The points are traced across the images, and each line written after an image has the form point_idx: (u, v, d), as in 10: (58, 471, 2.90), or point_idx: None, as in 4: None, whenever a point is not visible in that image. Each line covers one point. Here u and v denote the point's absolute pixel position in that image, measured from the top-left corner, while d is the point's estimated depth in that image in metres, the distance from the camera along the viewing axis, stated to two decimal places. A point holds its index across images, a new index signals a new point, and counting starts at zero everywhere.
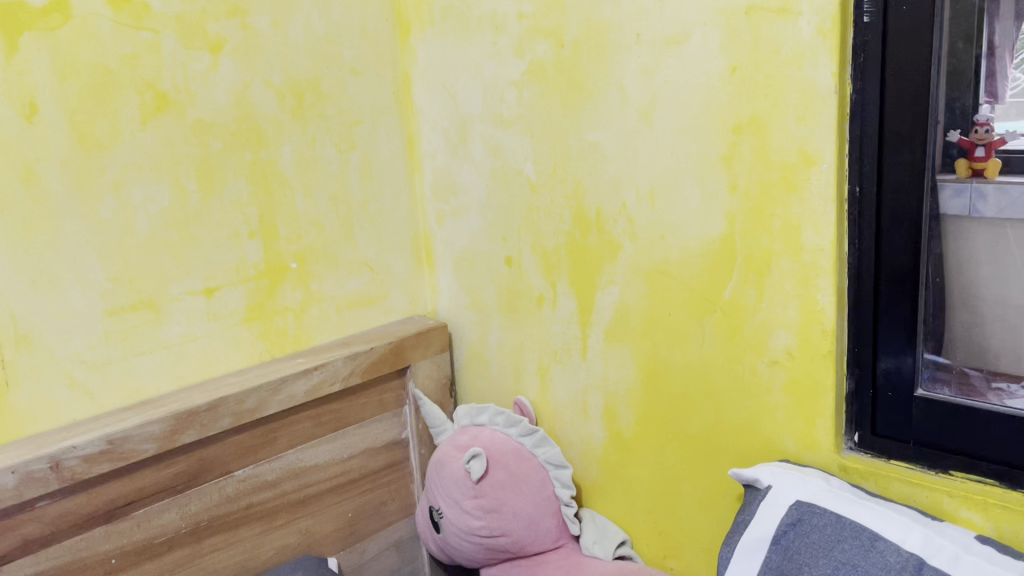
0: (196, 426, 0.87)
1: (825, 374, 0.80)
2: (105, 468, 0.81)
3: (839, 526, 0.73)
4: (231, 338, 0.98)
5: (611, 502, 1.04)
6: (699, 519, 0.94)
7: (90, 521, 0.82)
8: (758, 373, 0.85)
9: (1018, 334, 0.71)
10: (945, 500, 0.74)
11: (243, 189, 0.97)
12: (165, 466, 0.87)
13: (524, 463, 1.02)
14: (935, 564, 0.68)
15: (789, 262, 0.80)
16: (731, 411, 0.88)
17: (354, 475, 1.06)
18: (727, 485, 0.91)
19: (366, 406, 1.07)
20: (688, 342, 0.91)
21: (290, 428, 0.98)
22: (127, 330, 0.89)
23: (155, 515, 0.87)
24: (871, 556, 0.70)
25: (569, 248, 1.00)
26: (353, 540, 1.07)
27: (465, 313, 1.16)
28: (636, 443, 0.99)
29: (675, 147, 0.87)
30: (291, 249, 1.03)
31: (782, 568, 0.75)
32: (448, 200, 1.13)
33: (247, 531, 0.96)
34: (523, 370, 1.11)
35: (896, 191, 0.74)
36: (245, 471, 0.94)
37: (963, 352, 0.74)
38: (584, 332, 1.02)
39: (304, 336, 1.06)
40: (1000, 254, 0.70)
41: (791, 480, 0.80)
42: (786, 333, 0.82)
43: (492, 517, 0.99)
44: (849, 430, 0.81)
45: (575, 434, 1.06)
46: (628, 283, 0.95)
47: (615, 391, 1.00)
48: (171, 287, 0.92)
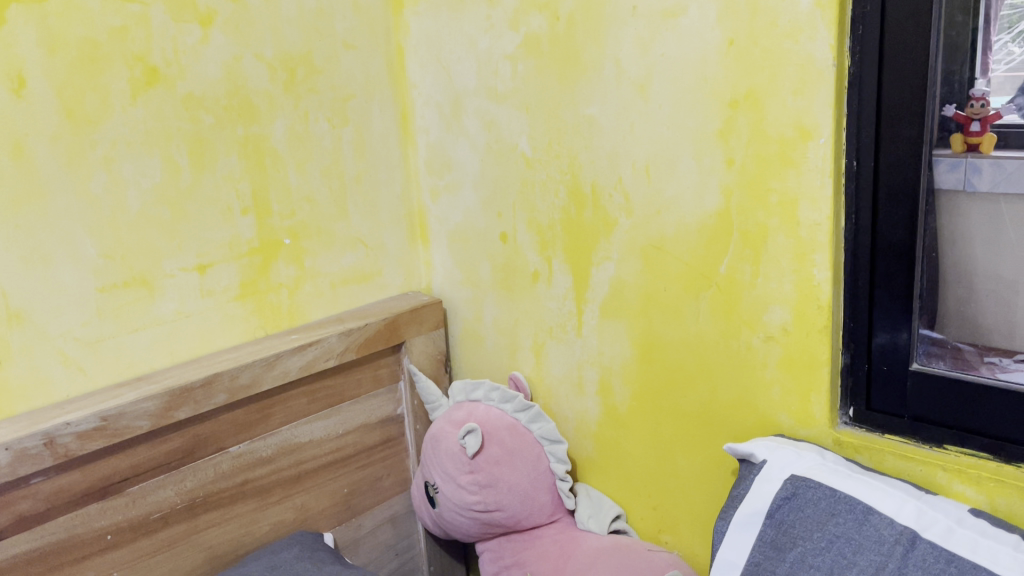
0: (190, 403, 0.87)
1: (820, 349, 0.80)
2: (98, 444, 0.80)
3: (833, 500, 0.74)
4: (225, 315, 0.98)
5: (607, 476, 1.05)
6: (694, 494, 0.95)
7: (85, 498, 0.82)
8: (753, 349, 0.85)
9: (1011, 308, 0.71)
10: (939, 473, 0.74)
11: (235, 164, 0.96)
12: (159, 442, 0.86)
13: (519, 439, 1.02)
14: (928, 537, 0.68)
15: (785, 237, 0.80)
16: (726, 386, 0.89)
17: (349, 451, 1.07)
18: (722, 460, 0.91)
19: (361, 382, 1.07)
20: (683, 318, 0.91)
21: (285, 404, 0.98)
22: (120, 306, 0.89)
23: (149, 492, 0.87)
24: (865, 530, 0.71)
25: (564, 223, 1.00)
26: (348, 515, 1.08)
27: (460, 289, 1.15)
28: (631, 418, 1.00)
29: (672, 121, 0.86)
30: (284, 225, 1.02)
31: (776, 542, 0.75)
32: (441, 175, 1.13)
33: (242, 507, 0.96)
34: (519, 346, 1.10)
35: (894, 165, 0.74)
36: (240, 447, 0.94)
37: (957, 327, 0.74)
38: (579, 307, 1.01)
39: (298, 312, 1.05)
40: (993, 229, 0.70)
41: (785, 454, 0.80)
42: (781, 309, 0.82)
43: (488, 491, 0.99)
44: (844, 404, 0.82)
45: (571, 409, 1.07)
46: (624, 259, 0.95)
47: (611, 367, 1.00)
48: (164, 263, 0.92)
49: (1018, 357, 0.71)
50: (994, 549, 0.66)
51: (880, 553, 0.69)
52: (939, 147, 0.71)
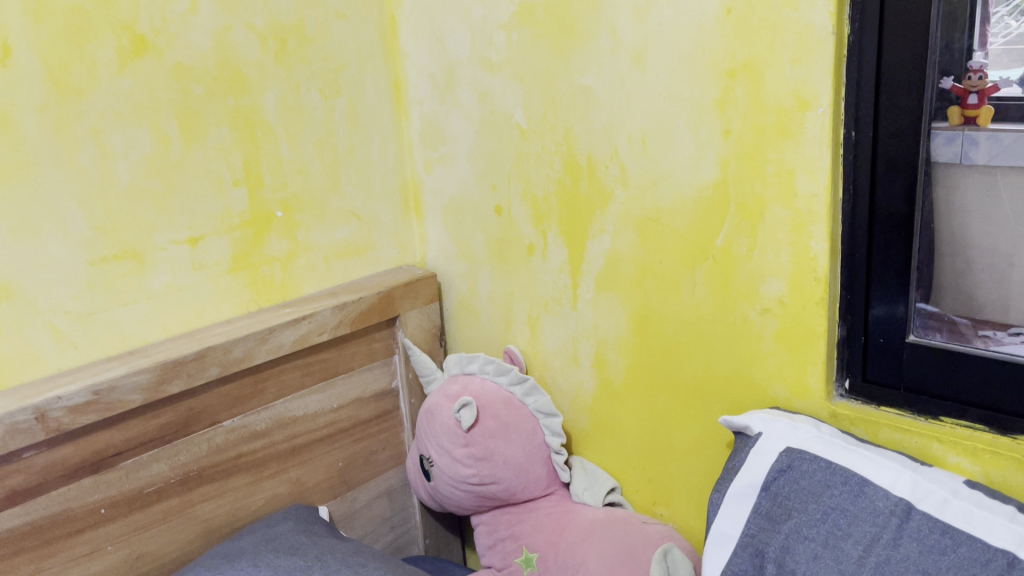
0: (183, 376, 0.87)
1: (817, 321, 0.80)
2: (91, 418, 0.80)
3: (829, 472, 0.74)
4: (217, 288, 0.97)
5: (602, 449, 1.05)
6: (689, 466, 0.95)
7: (78, 472, 0.81)
8: (750, 321, 0.85)
9: (1006, 282, 0.71)
10: (934, 445, 0.74)
11: (226, 136, 0.95)
12: (152, 416, 0.86)
13: (514, 412, 1.02)
14: (924, 508, 0.68)
15: (782, 208, 0.79)
16: (722, 359, 0.88)
17: (343, 425, 1.06)
18: (717, 433, 0.91)
19: (355, 355, 1.06)
20: (679, 291, 0.90)
21: (279, 378, 0.98)
22: (111, 280, 0.88)
23: (143, 466, 0.86)
24: (860, 502, 0.71)
25: (559, 196, 0.99)
26: (343, 488, 1.07)
27: (455, 263, 1.15)
28: (626, 392, 0.99)
29: (668, 92, 0.85)
30: (276, 198, 1.01)
31: (772, 514, 0.75)
32: (435, 147, 1.11)
33: (237, 480, 0.95)
34: (514, 320, 1.10)
35: (893, 136, 0.73)
36: (233, 421, 0.94)
37: (951, 301, 0.74)
38: (575, 281, 1.01)
39: (291, 285, 1.05)
40: (990, 202, 0.70)
41: (781, 426, 0.80)
42: (778, 281, 0.81)
43: (483, 465, 0.99)
44: (840, 376, 0.82)
45: (566, 383, 1.06)
46: (620, 232, 0.94)
47: (606, 340, 0.99)
48: (155, 236, 0.91)
49: (1013, 331, 0.71)
50: (989, 520, 0.66)
51: (875, 525, 0.69)
52: (937, 120, 0.70)
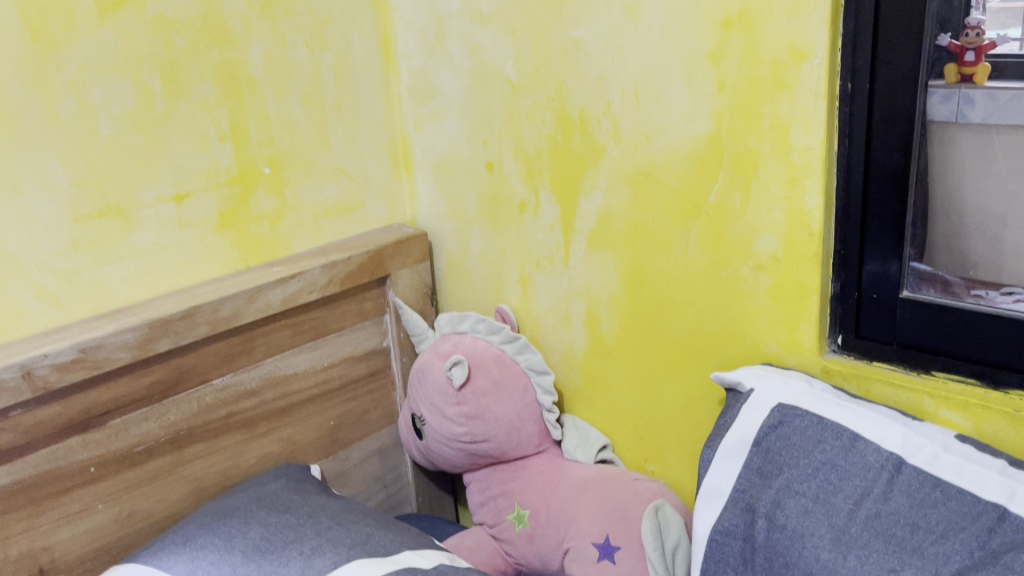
0: (171, 334, 0.86)
1: (810, 277, 0.79)
2: (78, 376, 0.79)
3: (820, 427, 0.74)
4: (205, 246, 0.96)
5: (594, 407, 1.05)
6: (681, 423, 0.95)
7: (66, 430, 0.81)
8: (742, 278, 0.84)
9: (998, 242, 0.71)
10: (926, 400, 0.74)
11: (211, 90, 0.93)
12: (141, 374, 0.85)
13: (505, 371, 1.01)
14: (914, 462, 0.69)
15: (776, 163, 0.78)
16: (714, 316, 0.88)
17: (334, 384, 1.06)
18: (709, 389, 0.91)
19: (346, 314, 1.05)
20: (672, 248, 0.89)
21: (268, 337, 0.97)
22: (95, 237, 0.86)
23: (132, 425, 0.86)
24: (851, 457, 0.71)
25: (551, 151, 0.97)
26: (335, 447, 1.07)
27: (445, 221, 1.13)
28: (618, 350, 0.99)
29: (662, 44, 0.83)
30: (263, 154, 0.99)
31: (762, 469, 0.75)
32: (425, 103, 1.09)
33: (227, 439, 0.95)
34: (505, 279, 1.09)
35: (889, 88, 0.71)
36: (223, 380, 0.93)
37: (945, 259, 0.74)
38: (567, 239, 1.00)
39: (280, 244, 1.03)
40: (986, 162, 0.70)
41: (773, 382, 0.80)
42: (771, 237, 0.81)
43: (474, 423, 0.99)
44: (832, 332, 0.81)
45: (558, 341, 1.06)
46: (612, 188, 0.93)
47: (598, 298, 0.99)
48: (140, 193, 0.89)
49: (1006, 290, 0.71)
50: (979, 474, 0.66)
51: (866, 479, 0.69)
52: (932, 79, 0.70)
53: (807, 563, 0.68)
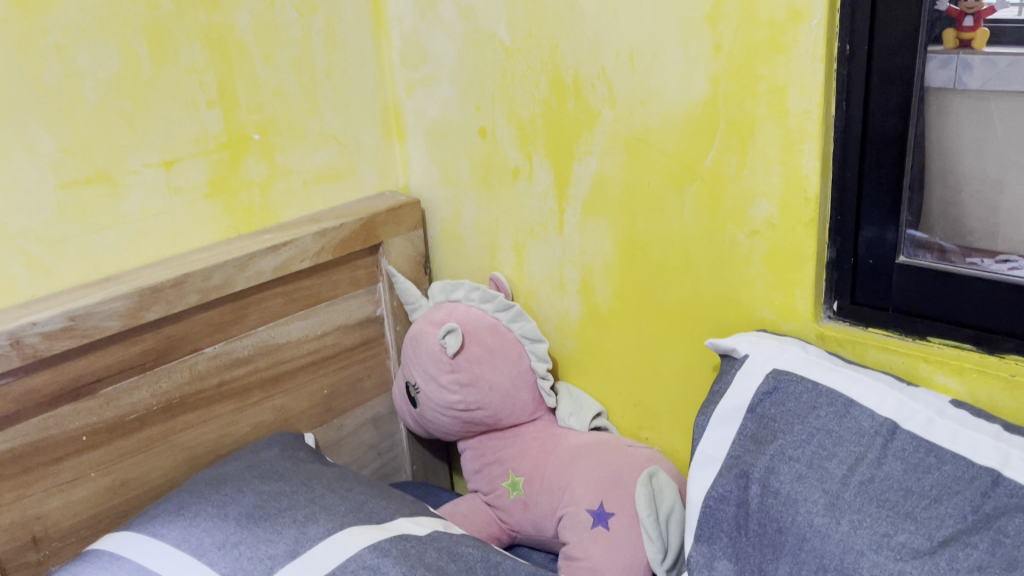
0: (162, 302, 0.85)
1: (805, 243, 0.78)
2: (68, 344, 0.79)
3: (815, 394, 0.73)
4: (194, 214, 0.95)
5: (588, 375, 1.05)
6: (675, 390, 0.95)
7: (57, 399, 0.80)
8: (738, 244, 0.83)
9: (994, 209, 0.70)
10: (921, 366, 0.74)
11: (199, 55, 0.91)
12: (132, 342, 0.85)
13: (499, 339, 1.01)
14: (909, 428, 0.68)
15: (772, 127, 0.77)
16: (709, 283, 0.87)
17: (328, 352, 1.05)
18: (704, 356, 0.90)
19: (338, 283, 1.04)
20: (667, 213, 0.88)
21: (260, 305, 0.96)
22: (83, 204, 0.85)
23: (124, 393, 0.85)
24: (845, 422, 0.71)
25: (545, 117, 0.96)
26: (329, 416, 1.07)
27: (438, 188, 1.12)
28: (612, 317, 0.99)
29: (657, 6, 0.82)
30: (253, 120, 0.98)
31: (756, 435, 0.75)
32: (417, 67, 1.08)
33: (220, 408, 0.95)
34: (499, 247, 1.08)
35: (888, 50, 0.70)
36: (215, 348, 0.93)
37: (941, 228, 0.73)
38: (561, 206, 0.99)
39: (270, 211, 1.02)
40: (982, 128, 0.68)
41: (768, 348, 0.79)
42: (767, 202, 0.80)
43: (469, 391, 0.99)
44: (828, 298, 0.81)
45: (552, 309, 1.05)
46: (607, 153, 0.92)
47: (592, 266, 0.98)
48: (128, 159, 0.88)
49: (1000, 258, 0.70)
50: (974, 439, 0.66)
51: (860, 445, 0.69)
52: (931, 44, 0.68)
53: (800, 528, 0.68)
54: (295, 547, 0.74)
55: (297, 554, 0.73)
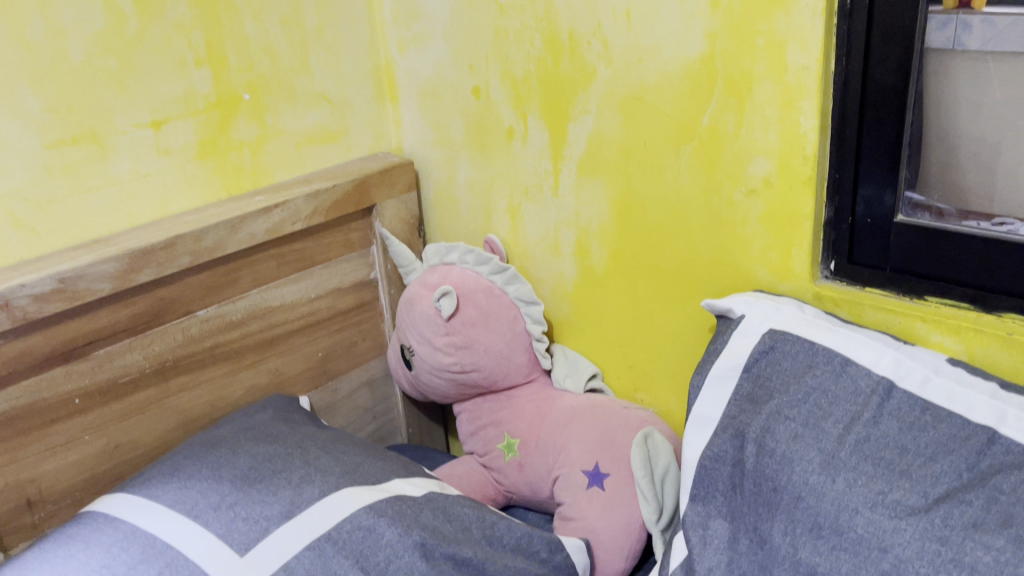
0: (153, 264, 0.84)
1: (803, 202, 0.78)
2: (58, 307, 0.78)
3: (811, 353, 0.73)
4: (185, 175, 0.93)
5: (583, 337, 1.04)
6: (671, 352, 0.95)
7: (48, 362, 0.79)
8: (735, 203, 0.83)
9: (991, 171, 0.69)
10: (918, 325, 0.74)
11: (186, 12, 0.89)
12: (123, 305, 0.84)
13: (494, 301, 1.00)
14: (905, 386, 0.68)
15: (771, 84, 0.76)
16: (705, 243, 0.87)
17: (322, 315, 1.05)
18: (699, 317, 0.90)
19: (331, 245, 1.03)
20: (663, 173, 0.87)
21: (253, 267, 0.95)
22: (70, 164, 0.84)
23: (116, 356, 0.85)
24: (842, 381, 0.71)
25: (539, 75, 0.95)
26: (324, 379, 1.07)
27: (432, 150, 1.11)
28: (607, 279, 0.98)
29: None
30: (243, 79, 0.96)
31: (752, 395, 0.75)
32: (409, 26, 1.06)
33: (214, 371, 0.94)
34: (493, 208, 1.07)
35: (889, 5, 0.68)
36: (208, 311, 0.92)
37: (939, 189, 0.72)
38: (556, 166, 0.98)
39: (262, 173, 1.01)
40: (980, 90, 0.68)
41: (764, 309, 0.79)
42: (765, 161, 0.79)
43: (464, 353, 0.98)
44: (825, 258, 0.80)
45: (547, 272, 1.05)
46: (603, 112, 0.90)
47: (588, 228, 0.97)
48: (116, 119, 0.86)
49: (996, 221, 0.69)
50: (970, 397, 0.66)
51: (856, 404, 0.69)
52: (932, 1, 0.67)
53: (796, 487, 0.68)
54: (290, 508, 0.74)
55: (293, 515, 0.73)
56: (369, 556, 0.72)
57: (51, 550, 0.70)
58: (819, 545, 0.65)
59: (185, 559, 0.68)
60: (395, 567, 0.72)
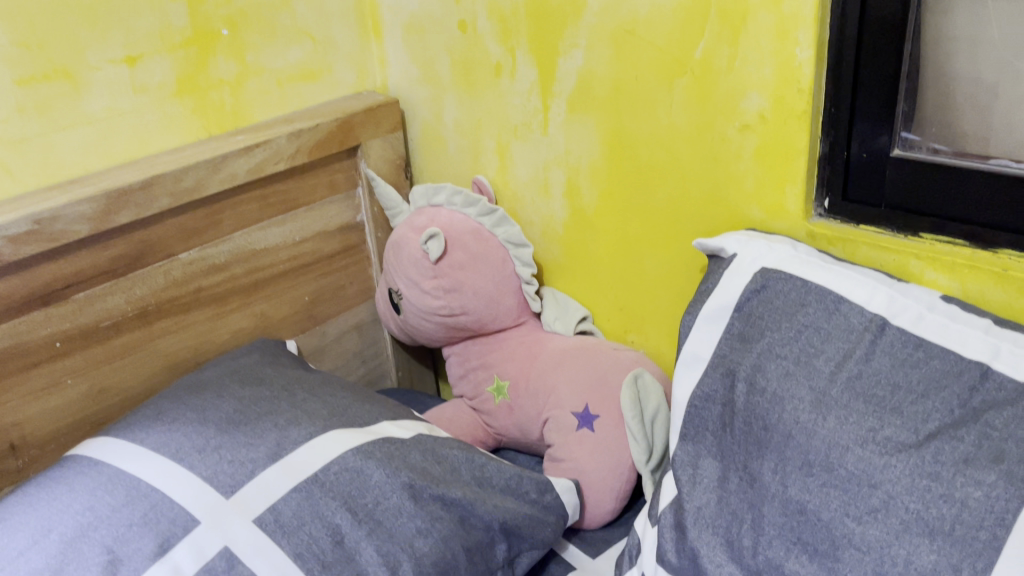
0: (132, 206, 0.82)
1: (797, 137, 0.76)
2: (34, 249, 0.76)
3: (804, 291, 0.72)
4: (163, 114, 0.91)
5: (573, 280, 1.03)
6: (661, 293, 0.94)
7: (26, 305, 0.78)
8: (728, 139, 0.81)
9: (988, 113, 0.67)
10: (912, 263, 0.73)
11: None
12: (103, 247, 0.82)
13: (483, 243, 0.98)
14: (898, 324, 0.67)
15: (766, 15, 0.74)
16: (697, 181, 0.85)
17: (308, 259, 1.03)
18: (691, 257, 0.89)
19: (316, 187, 1.01)
20: (655, 109, 0.85)
21: (235, 209, 0.93)
22: (43, 101, 0.81)
23: (97, 299, 0.83)
24: (834, 319, 0.70)
25: (528, 8, 0.91)
26: (311, 323, 1.05)
27: (418, 88, 1.08)
28: (597, 220, 0.96)
29: None
30: (221, 14, 0.93)
31: (743, 334, 0.74)
32: None
33: (198, 315, 0.93)
34: (481, 148, 1.05)
35: None
36: (191, 254, 0.90)
37: (934, 129, 0.70)
38: (545, 104, 0.95)
39: (243, 112, 0.98)
40: (979, 27, 0.65)
41: (757, 247, 0.78)
42: (759, 95, 0.77)
43: (452, 296, 0.97)
44: (819, 196, 0.78)
45: (537, 213, 1.03)
46: (593, 46, 0.88)
47: (578, 167, 0.95)
48: (89, 55, 0.83)
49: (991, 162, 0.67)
50: (963, 334, 0.65)
51: (848, 342, 0.68)
52: None
53: (786, 425, 0.67)
54: (277, 451, 0.73)
55: (280, 457, 0.72)
56: (357, 498, 0.71)
57: (35, 494, 0.69)
58: (809, 482, 0.65)
59: (170, 501, 0.67)
60: (384, 508, 0.72)
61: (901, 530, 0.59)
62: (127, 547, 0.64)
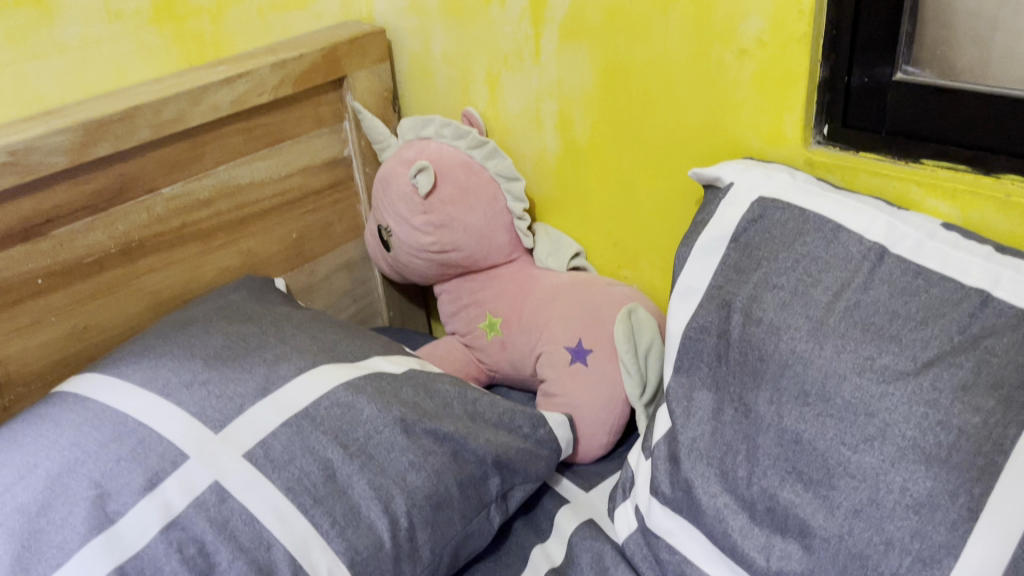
0: (110, 138, 0.79)
1: (797, 61, 0.73)
2: (10, 182, 0.73)
3: (802, 221, 0.71)
4: (140, 43, 0.87)
5: (567, 214, 1.01)
6: (656, 226, 0.92)
7: (5, 240, 0.76)
8: (725, 65, 0.78)
9: (988, 46, 0.66)
10: (912, 191, 0.71)
11: None
12: (81, 181, 0.80)
13: (474, 177, 0.96)
14: (898, 252, 0.66)
15: None
16: (693, 109, 0.82)
17: (294, 195, 1.01)
18: (686, 189, 0.87)
19: (302, 120, 0.99)
20: (651, 35, 0.82)
21: (218, 143, 0.91)
22: (13, 30, 0.78)
23: (78, 235, 0.81)
24: (832, 249, 0.68)
25: None
26: (300, 261, 1.04)
27: (405, 17, 1.04)
28: (591, 152, 0.94)
29: None
30: None
31: (739, 266, 0.73)
32: None
33: (183, 252, 0.91)
34: (471, 79, 1.02)
35: None
36: (173, 189, 0.88)
37: (933, 67, 0.68)
38: (537, 31, 0.92)
39: (224, 41, 0.95)
40: None
41: (754, 176, 0.76)
42: (758, 18, 0.74)
43: (443, 233, 0.94)
44: (818, 123, 0.76)
45: (528, 146, 1.01)
46: None
47: (571, 97, 0.93)
48: None
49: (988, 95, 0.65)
50: (964, 261, 0.64)
51: (846, 271, 0.67)
52: None
53: (783, 356, 0.66)
54: (266, 386, 0.72)
55: (269, 392, 0.71)
56: (348, 432, 0.71)
57: (20, 430, 0.68)
58: (805, 411, 0.64)
59: (158, 436, 0.66)
60: (376, 443, 0.71)
61: (897, 457, 0.59)
62: (115, 482, 0.63)
